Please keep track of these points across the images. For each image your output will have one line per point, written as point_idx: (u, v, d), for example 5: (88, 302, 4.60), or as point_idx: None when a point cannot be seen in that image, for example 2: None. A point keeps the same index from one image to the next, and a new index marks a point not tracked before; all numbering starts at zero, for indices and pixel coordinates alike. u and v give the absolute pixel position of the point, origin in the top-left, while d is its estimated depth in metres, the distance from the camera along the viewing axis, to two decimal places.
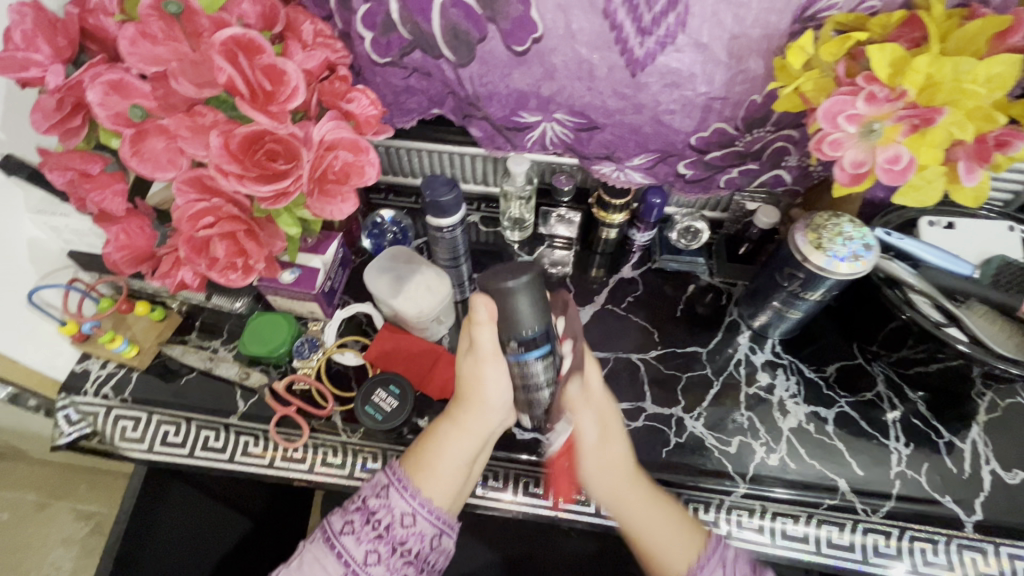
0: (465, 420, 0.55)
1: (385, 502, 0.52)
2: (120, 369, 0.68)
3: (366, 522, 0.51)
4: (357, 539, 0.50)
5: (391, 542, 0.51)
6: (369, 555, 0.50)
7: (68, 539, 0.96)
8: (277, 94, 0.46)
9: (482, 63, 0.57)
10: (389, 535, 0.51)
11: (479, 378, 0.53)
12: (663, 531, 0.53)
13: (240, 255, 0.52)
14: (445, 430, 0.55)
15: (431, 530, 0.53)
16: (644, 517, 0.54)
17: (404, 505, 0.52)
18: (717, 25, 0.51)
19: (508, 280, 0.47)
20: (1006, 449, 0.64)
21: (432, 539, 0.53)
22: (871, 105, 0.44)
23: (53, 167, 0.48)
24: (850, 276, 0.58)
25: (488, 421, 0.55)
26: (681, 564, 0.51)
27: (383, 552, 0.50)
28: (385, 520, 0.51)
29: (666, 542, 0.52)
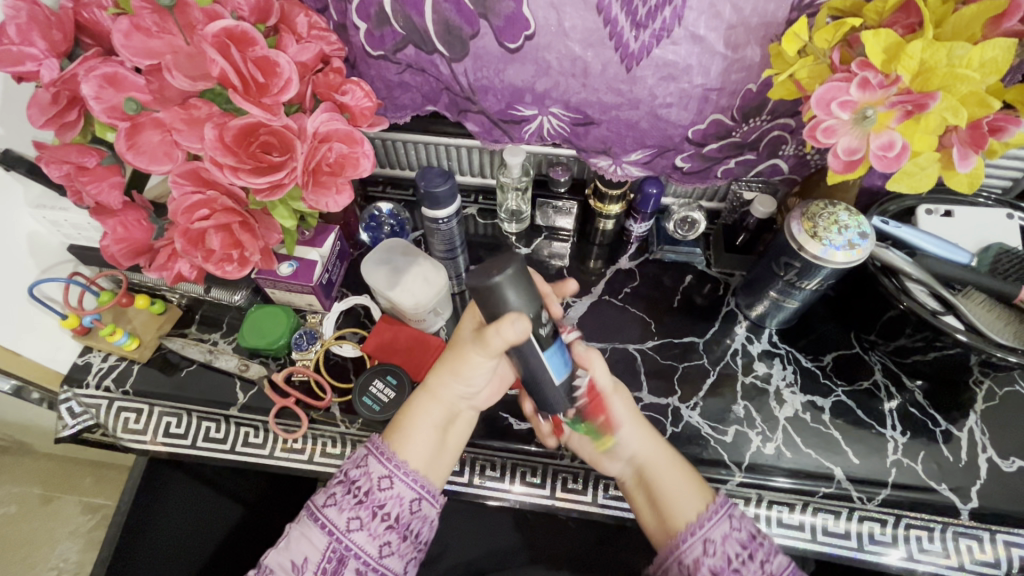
0: (436, 386, 0.55)
1: (363, 469, 0.50)
2: (121, 362, 0.69)
3: (347, 492, 0.49)
4: (339, 508, 0.49)
5: (372, 506, 0.49)
6: (352, 522, 0.48)
7: (75, 532, 0.98)
8: (270, 86, 0.47)
9: (475, 59, 0.57)
10: (370, 499, 0.49)
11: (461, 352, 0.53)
12: (676, 484, 0.54)
13: (235, 246, 0.52)
14: (417, 397, 0.56)
15: (411, 493, 0.51)
16: (660, 473, 0.55)
17: (381, 469, 0.50)
18: (714, 15, 0.51)
19: (494, 276, 0.44)
20: (1003, 437, 0.64)
21: (412, 503, 0.51)
22: (864, 91, 0.44)
23: (49, 161, 0.48)
24: (845, 264, 0.58)
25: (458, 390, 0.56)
26: (689, 512, 0.51)
27: (365, 518, 0.49)
28: (365, 487, 0.50)
29: (680, 496, 0.53)
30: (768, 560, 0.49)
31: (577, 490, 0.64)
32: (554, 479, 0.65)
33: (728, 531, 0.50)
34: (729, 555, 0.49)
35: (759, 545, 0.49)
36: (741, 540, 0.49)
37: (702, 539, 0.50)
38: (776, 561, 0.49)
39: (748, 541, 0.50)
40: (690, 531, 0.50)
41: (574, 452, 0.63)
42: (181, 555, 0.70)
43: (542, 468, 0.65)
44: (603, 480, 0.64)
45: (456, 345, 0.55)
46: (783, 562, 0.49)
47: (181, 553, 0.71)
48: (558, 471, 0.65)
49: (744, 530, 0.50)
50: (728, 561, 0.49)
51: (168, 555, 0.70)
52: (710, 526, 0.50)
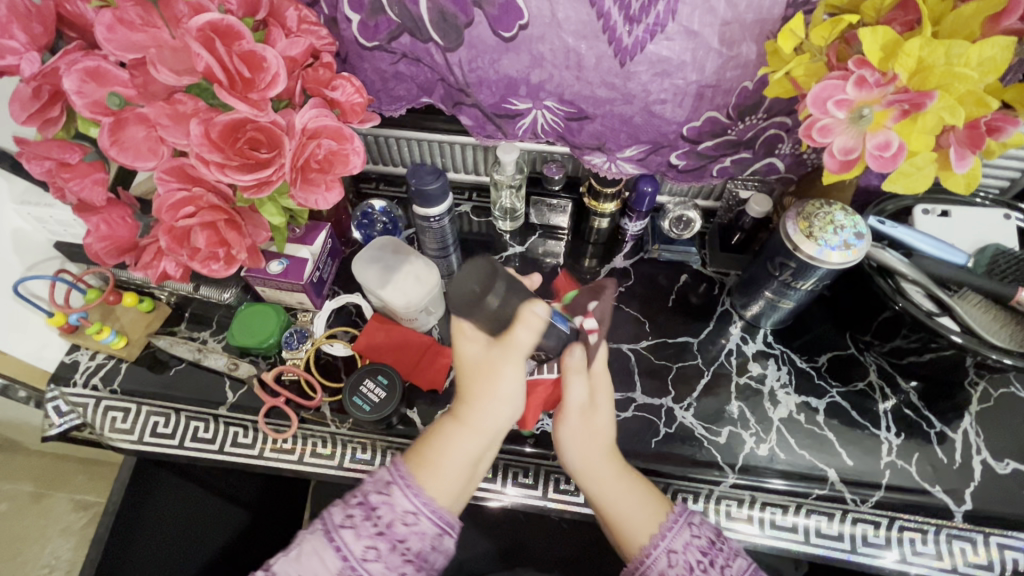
0: (468, 415, 0.52)
1: (386, 498, 0.48)
2: (109, 361, 0.68)
3: (366, 517, 0.47)
4: (357, 534, 0.47)
5: (391, 539, 0.47)
6: (368, 551, 0.46)
7: (66, 530, 0.97)
8: (257, 82, 0.46)
9: (470, 48, 0.56)
10: (390, 532, 0.47)
11: (495, 374, 0.51)
12: (627, 503, 0.52)
13: (221, 245, 0.51)
14: (450, 426, 0.52)
15: (433, 529, 0.48)
16: (610, 492, 0.53)
17: (407, 503, 0.48)
18: (708, 11, 0.50)
19: (486, 295, 0.49)
20: (998, 438, 0.63)
21: (434, 538, 0.48)
22: (861, 90, 0.43)
23: (29, 157, 0.47)
24: (841, 265, 0.57)
25: (495, 417, 0.52)
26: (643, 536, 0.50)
27: (382, 549, 0.46)
28: (386, 517, 0.47)
29: (632, 519, 0.51)
30: (727, 565, 0.48)
31: (569, 492, 0.64)
32: (547, 480, 0.64)
33: (688, 540, 0.49)
34: (691, 565, 0.48)
35: (719, 551, 0.49)
36: (702, 548, 0.49)
37: (665, 550, 0.49)
38: (736, 565, 0.49)
39: (708, 548, 0.49)
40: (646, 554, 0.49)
41: None
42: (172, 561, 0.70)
43: (534, 469, 0.65)
44: None
45: (482, 370, 0.51)
46: (743, 567, 0.49)
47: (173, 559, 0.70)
48: (550, 471, 0.64)
49: (704, 538, 0.50)
50: (691, 570, 0.48)
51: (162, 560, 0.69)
52: (671, 538, 0.50)
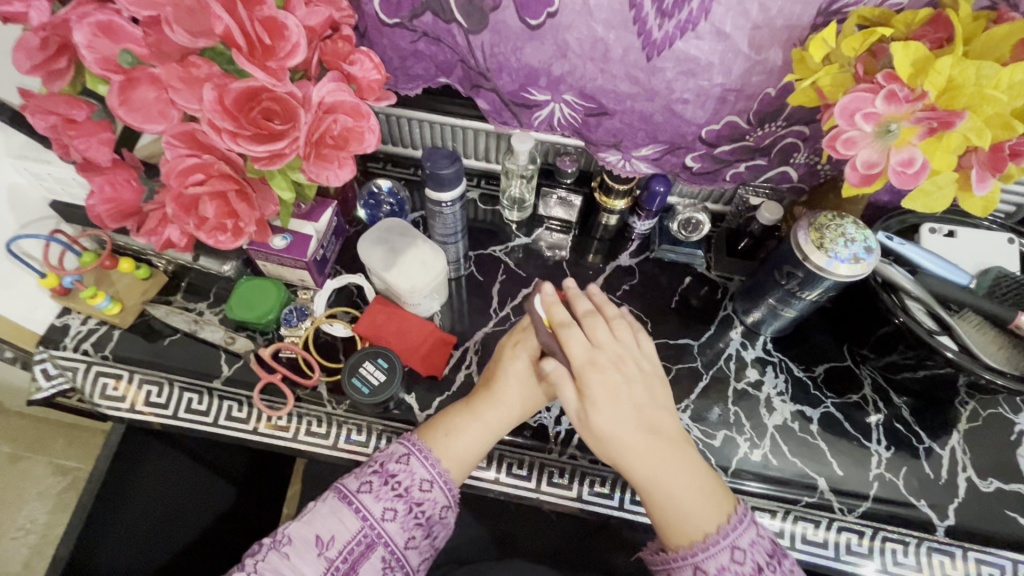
0: (485, 411, 0.58)
1: (405, 467, 0.53)
2: (102, 326, 0.67)
3: (384, 483, 0.52)
4: (376, 496, 0.51)
5: (409, 502, 0.52)
6: (386, 512, 0.51)
7: (44, 493, 0.97)
8: (276, 50, 0.44)
9: (494, 32, 0.55)
10: (408, 495, 0.52)
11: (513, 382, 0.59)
12: (682, 490, 0.51)
13: (230, 216, 0.50)
14: (464, 418, 0.57)
15: (443, 499, 0.54)
16: (659, 483, 0.51)
17: (424, 472, 0.53)
18: (740, 13, 0.49)
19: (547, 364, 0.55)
20: (984, 458, 0.65)
21: (442, 509, 0.54)
22: (891, 104, 0.43)
23: (35, 111, 0.45)
24: (848, 278, 0.57)
25: (505, 419, 0.58)
26: (683, 538, 0.49)
27: (400, 510, 0.51)
28: (405, 483, 0.52)
29: (679, 513, 0.50)
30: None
31: (563, 485, 0.64)
32: (541, 472, 0.64)
33: (725, 564, 0.47)
34: None
35: None
36: (741, 574, 0.47)
37: (694, 564, 0.48)
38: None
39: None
40: (681, 555, 0.49)
41: (563, 447, 0.65)
42: (150, 547, 0.71)
43: (529, 461, 0.64)
44: (589, 476, 0.64)
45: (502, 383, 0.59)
46: None
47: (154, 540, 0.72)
48: (545, 464, 0.64)
49: (749, 564, 0.47)
50: None
51: (135, 545, 0.70)
52: (706, 555, 0.48)
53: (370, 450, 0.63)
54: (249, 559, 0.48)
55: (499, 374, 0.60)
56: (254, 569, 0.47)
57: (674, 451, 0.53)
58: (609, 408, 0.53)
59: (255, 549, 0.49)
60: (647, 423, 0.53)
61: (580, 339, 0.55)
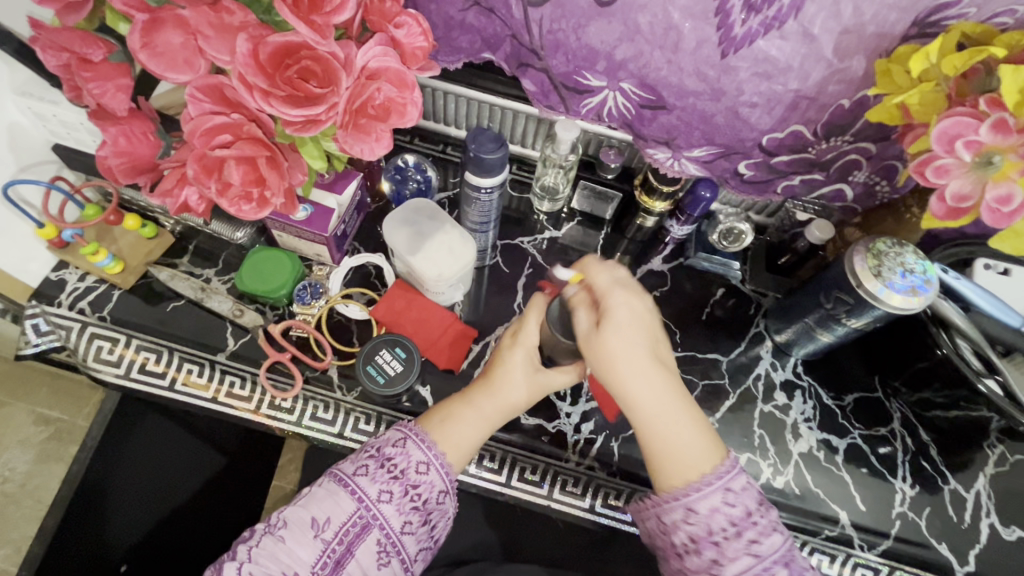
0: (481, 400, 0.54)
1: (402, 451, 0.49)
2: (100, 285, 0.62)
3: (381, 465, 0.48)
4: (372, 478, 0.48)
5: (405, 484, 0.48)
6: (382, 494, 0.47)
7: (25, 442, 0.87)
8: (324, 4, 0.40)
9: (556, 8, 0.50)
10: (404, 477, 0.48)
11: (512, 366, 0.55)
12: (678, 437, 0.48)
13: (257, 184, 0.45)
14: (459, 409, 0.53)
15: (441, 484, 0.50)
16: (663, 423, 0.48)
17: (420, 454, 0.49)
18: (833, 15, 0.45)
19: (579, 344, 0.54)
20: (1009, 504, 0.63)
21: (440, 493, 0.50)
22: (996, 133, 0.39)
23: (46, 46, 0.40)
24: (902, 310, 0.54)
25: (506, 407, 0.54)
26: (682, 477, 0.47)
27: (396, 492, 0.48)
28: (401, 465, 0.49)
29: (677, 454, 0.47)
30: (757, 542, 0.44)
31: (576, 495, 0.62)
32: (553, 480, 0.62)
33: (718, 505, 0.45)
34: (712, 528, 0.45)
35: (751, 524, 0.45)
36: (732, 518, 0.45)
37: (685, 506, 0.46)
38: (767, 543, 0.44)
39: (739, 519, 0.45)
40: (675, 496, 0.46)
41: (581, 456, 0.60)
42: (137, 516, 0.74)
43: (542, 467, 0.62)
44: (604, 488, 0.61)
45: (502, 367, 0.55)
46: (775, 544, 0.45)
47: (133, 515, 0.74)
48: (559, 472, 0.62)
49: (739, 507, 0.45)
50: (710, 534, 0.45)
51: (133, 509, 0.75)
52: (697, 497, 0.46)
53: None
54: (243, 545, 0.45)
55: (501, 360, 0.56)
56: (248, 556, 0.44)
57: (681, 402, 0.49)
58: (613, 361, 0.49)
59: (248, 536, 0.46)
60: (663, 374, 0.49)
61: (598, 271, 0.51)
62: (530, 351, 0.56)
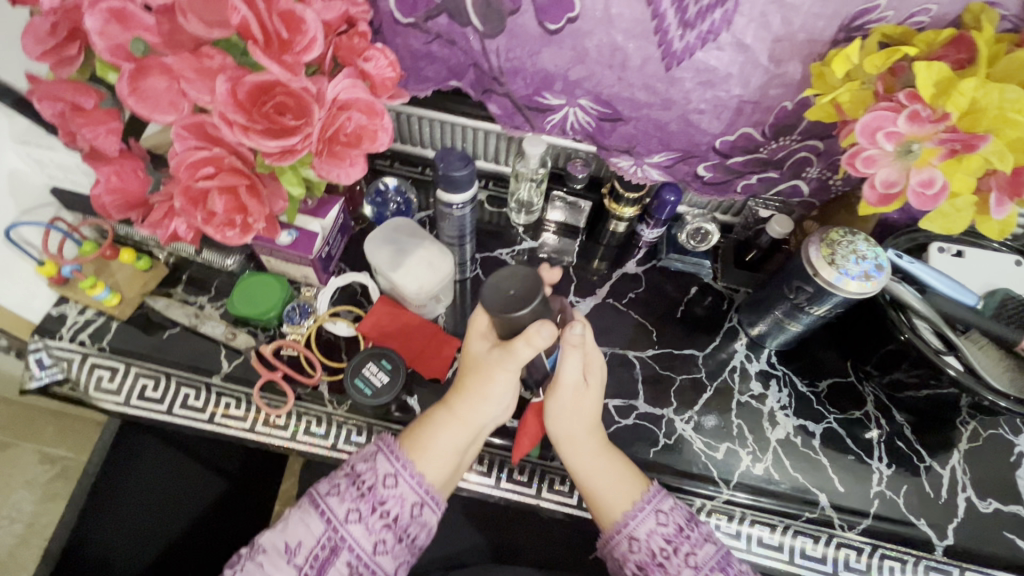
0: (460, 410, 0.54)
1: (371, 466, 0.52)
2: (99, 317, 0.65)
3: (351, 484, 0.51)
4: (341, 498, 0.50)
5: (372, 501, 0.50)
6: (350, 513, 0.50)
7: (32, 481, 0.88)
8: (293, 44, 0.44)
9: (511, 37, 0.54)
10: (371, 494, 0.50)
11: (483, 369, 0.53)
12: (609, 481, 0.55)
13: (240, 212, 0.48)
14: (440, 417, 0.55)
15: (412, 496, 0.52)
16: (594, 470, 0.56)
17: (388, 466, 0.52)
18: (762, 26, 0.49)
19: (517, 311, 0.46)
20: (984, 477, 0.65)
21: (412, 506, 0.52)
22: (913, 124, 0.43)
23: (42, 97, 0.44)
24: (858, 295, 0.57)
25: (484, 413, 0.55)
26: (616, 512, 0.54)
27: (364, 511, 0.50)
28: (369, 481, 0.51)
29: (609, 491, 0.55)
30: (692, 552, 0.51)
31: (563, 492, 0.64)
32: (541, 479, 0.64)
33: (653, 527, 0.52)
34: (653, 550, 0.52)
35: (684, 539, 0.52)
36: (665, 536, 0.52)
37: (627, 536, 0.53)
38: (702, 553, 0.51)
39: (673, 535, 0.52)
40: (615, 530, 0.53)
41: None
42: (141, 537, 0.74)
43: (529, 467, 0.64)
44: None
45: (476, 368, 0.54)
46: (707, 554, 0.51)
47: (136, 541, 0.74)
48: (546, 471, 0.64)
49: (671, 525, 0.53)
50: (653, 555, 0.51)
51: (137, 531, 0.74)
52: (635, 525, 0.53)
53: (368, 450, 0.64)
54: (228, 570, 0.48)
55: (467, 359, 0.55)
56: None
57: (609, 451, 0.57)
58: (575, 408, 0.56)
59: (235, 560, 0.49)
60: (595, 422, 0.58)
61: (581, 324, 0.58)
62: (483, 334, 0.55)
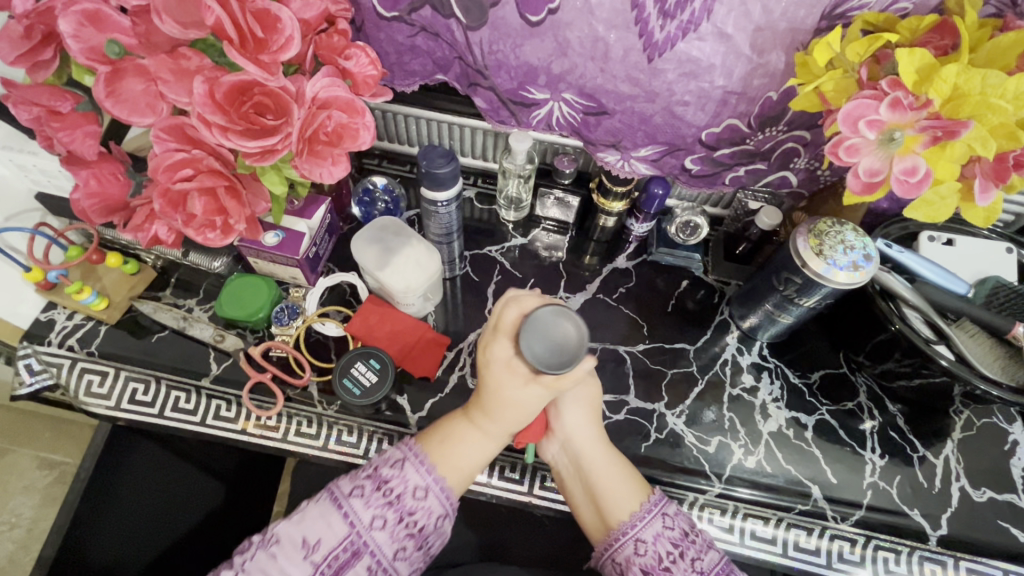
0: (487, 427, 0.55)
1: (399, 473, 0.51)
2: (88, 322, 0.65)
3: (376, 488, 0.50)
4: (366, 502, 0.49)
5: (400, 511, 0.50)
6: (375, 520, 0.49)
7: (30, 488, 0.88)
8: (269, 43, 0.43)
9: (493, 29, 0.54)
10: (400, 503, 0.50)
11: (510, 395, 0.53)
12: (617, 485, 0.56)
13: (219, 213, 0.48)
14: (464, 430, 0.55)
15: (439, 508, 0.52)
16: (604, 474, 0.56)
17: (418, 479, 0.51)
18: (743, 15, 0.48)
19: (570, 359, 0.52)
20: (977, 466, 0.65)
21: (438, 518, 0.52)
22: (894, 111, 0.43)
23: (18, 102, 0.44)
24: (847, 285, 0.56)
25: (510, 430, 0.56)
26: (622, 514, 0.54)
27: (390, 519, 0.49)
28: (398, 490, 0.50)
29: (615, 495, 0.55)
30: (698, 558, 0.50)
31: (555, 489, 0.64)
32: (533, 476, 0.64)
33: (659, 530, 0.52)
34: (659, 554, 0.51)
35: (690, 544, 0.51)
36: (672, 540, 0.52)
37: (633, 538, 0.53)
38: (707, 559, 0.50)
39: (679, 539, 0.52)
40: (622, 531, 0.53)
41: None
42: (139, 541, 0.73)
43: (521, 464, 0.64)
44: None
45: (501, 395, 0.54)
46: (714, 560, 0.50)
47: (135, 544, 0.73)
48: (537, 467, 0.64)
49: (676, 529, 0.52)
50: (659, 560, 0.51)
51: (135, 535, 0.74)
52: (641, 527, 0.53)
53: (359, 451, 0.63)
54: (239, 556, 0.47)
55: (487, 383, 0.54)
56: (242, 569, 0.46)
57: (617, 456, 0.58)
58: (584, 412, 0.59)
59: (245, 546, 0.48)
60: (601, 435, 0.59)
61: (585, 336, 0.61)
62: (508, 364, 0.53)
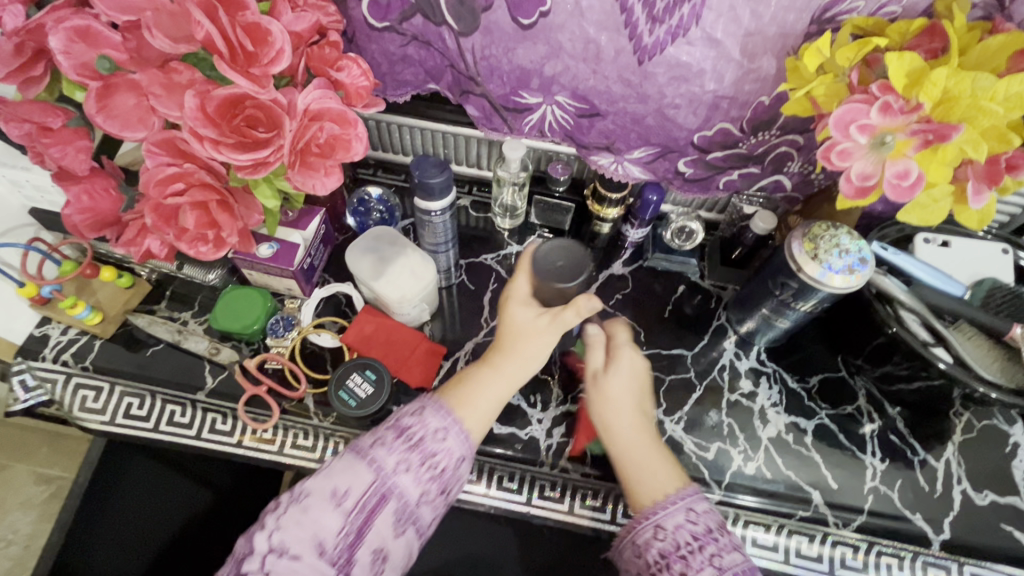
0: (503, 365, 0.56)
1: (418, 420, 0.51)
2: (82, 336, 0.65)
3: (397, 436, 0.50)
4: (389, 449, 0.49)
5: (423, 453, 0.49)
6: (399, 465, 0.48)
7: (26, 503, 0.87)
8: (259, 56, 0.43)
9: (485, 34, 0.54)
10: (422, 447, 0.50)
11: (522, 328, 0.56)
12: (648, 467, 0.54)
13: (211, 226, 0.48)
14: (483, 373, 0.56)
15: (458, 451, 0.51)
16: (637, 455, 0.55)
17: (437, 421, 0.51)
18: (732, 20, 0.48)
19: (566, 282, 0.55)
20: (978, 468, 0.64)
21: (457, 461, 0.51)
22: (885, 115, 0.43)
23: (8, 118, 0.43)
24: (842, 289, 0.56)
25: (527, 370, 0.56)
26: (648, 497, 0.52)
27: (413, 462, 0.49)
28: (418, 434, 0.50)
29: (648, 477, 0.53)
30: (718, 554, 0.47)
31: (554, 498, 0.63)
32: (532, 485, 0.63)
33: (682, 522, 0.50)
34: (677, 543, 0.49)
35: (711, 540, 0.48)
36: (693, 532, 0.49)
37: (653, 525, 0.50)
38: (729, 557, 0.47)
39: (701, 534, 0.49)
40: (644, 516, 0.51)
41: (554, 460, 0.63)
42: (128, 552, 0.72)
43: (519, 474, 0.64)
44: (580, 489, 0.63)
45: (514, 330, 0.57)
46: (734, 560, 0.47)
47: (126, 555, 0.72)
48: (537, 477, 0.64)
49: (700, 525, 0.49)
50: (677, 549, 0.48)
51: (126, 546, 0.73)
52: (664, 514, 0.50)
53: None
54: (271, 515, 0.47)
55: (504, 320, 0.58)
56: (276, 525, 0.46)
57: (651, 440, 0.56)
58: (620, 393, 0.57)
59: (274, 505, 0.48)
60: (634, 415, 0.57)
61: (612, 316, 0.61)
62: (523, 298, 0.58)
